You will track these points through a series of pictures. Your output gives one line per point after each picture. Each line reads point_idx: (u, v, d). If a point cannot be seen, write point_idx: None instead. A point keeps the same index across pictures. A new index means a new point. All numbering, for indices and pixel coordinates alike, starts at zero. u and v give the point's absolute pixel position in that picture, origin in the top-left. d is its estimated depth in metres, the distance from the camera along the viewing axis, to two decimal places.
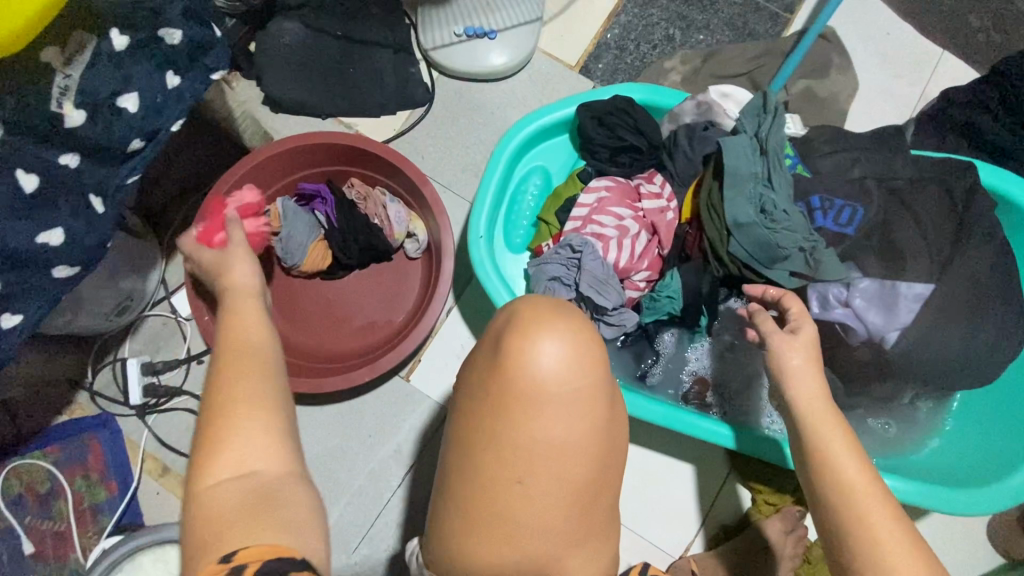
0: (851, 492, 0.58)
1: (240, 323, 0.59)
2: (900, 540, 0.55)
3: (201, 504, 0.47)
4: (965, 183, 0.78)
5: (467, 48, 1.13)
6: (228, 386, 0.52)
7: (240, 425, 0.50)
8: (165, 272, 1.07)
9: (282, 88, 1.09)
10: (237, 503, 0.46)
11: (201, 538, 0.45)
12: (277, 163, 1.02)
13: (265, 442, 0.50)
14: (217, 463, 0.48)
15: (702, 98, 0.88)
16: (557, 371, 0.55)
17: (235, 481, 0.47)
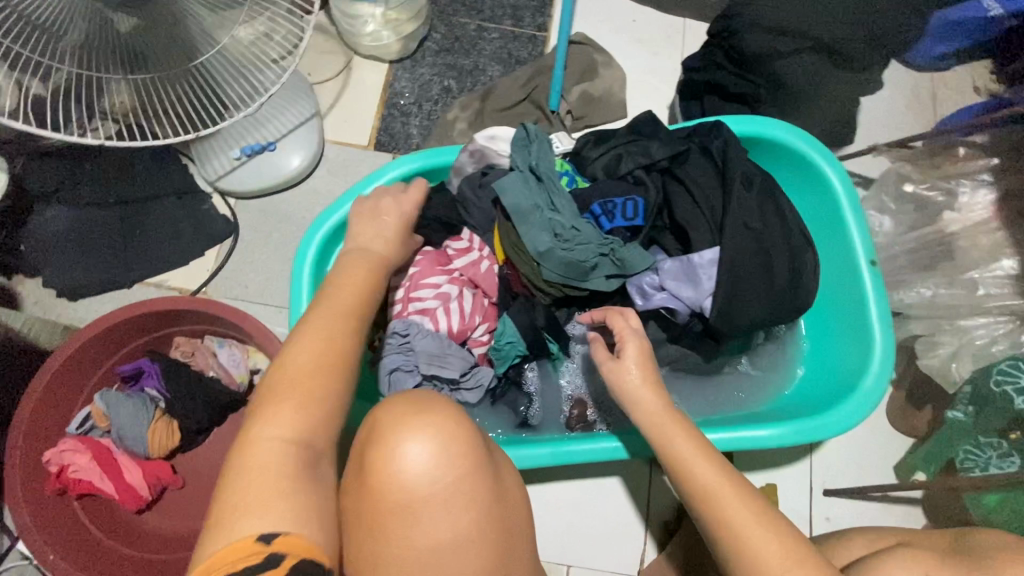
0: (713, 491, 0.61)
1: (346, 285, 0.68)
2: (764, 524, 0.58)
3: (237, 460, 0.52)
4: (719, 141, 0.84)
5: (252, 167, 1.10)
6: (293, 350, 0.60)
7: (305, 388, 0.57)
8: (3, 518, 0.95)
9: (70, 277, 1.02)
10: (281, 468, 0.52)
11: (232, 496, 0.50)
12: (84, 359, 0.93)
13: (324, 404, 0.57)
14: (274, 418, 0.55)
15: (472, 146, 0.90)
16: (424, 473, 0.54)
17: (285, 444, 0.53)
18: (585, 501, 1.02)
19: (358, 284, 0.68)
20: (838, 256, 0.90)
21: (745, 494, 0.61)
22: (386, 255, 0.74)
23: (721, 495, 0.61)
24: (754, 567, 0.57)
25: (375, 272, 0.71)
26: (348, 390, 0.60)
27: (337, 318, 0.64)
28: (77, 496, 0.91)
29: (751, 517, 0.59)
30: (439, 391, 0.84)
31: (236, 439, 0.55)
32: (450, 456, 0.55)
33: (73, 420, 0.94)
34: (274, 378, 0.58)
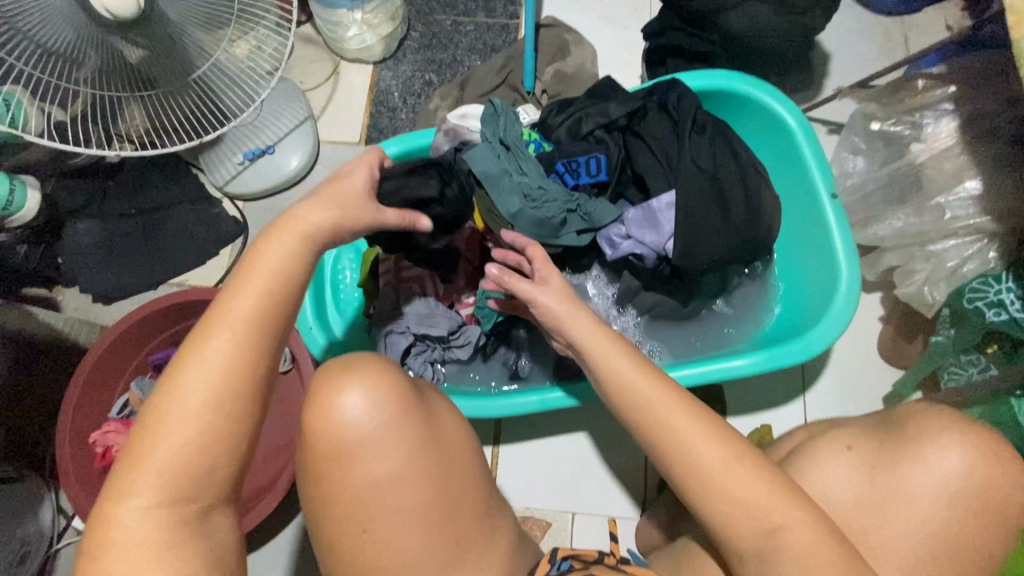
0: (651, 397, 0.64)
1: (248, 286, 0.55)
2: (702, 427, 0.62)
3: (108, 505, 0.49)
4: (673, 96, 0.89)
5: (255, 170, 1.20)
6: (178, 378, 0.51)
7: (175, 442, 0.50)
8: (60, 500, 1.06)
9: (102, 283, 1.14)
10: (148, 540, 0.49)
11: (98, 564, 0.48)
12: (120, 351, 1.03)
13: (198, 461, 0.51)
14: (137, 481, 0.49)
15: (446, 125, 0.97)
16: (359, 419, 0.61)
17: (151, 510, 0.49)
18: (583, 454, 1.07)
19: (249, 294, 0.55)
20: (804, 193, 0.93)
21: (684, 400, 0.64)
22: (301, 237, 0.59)
23: (657, 400, 0.64)
24: (689, 462, 0.61)
25: (268, 275, 0.56)
26: (233, 435, 0.52)
27: (218, 339, 0.53)
28: None
29: (689, 423, 0.62)
30: (433, 350, 0.92)
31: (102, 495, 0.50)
32: (382, 403, 0.61)
33: (114, 406, 1.05)
34: (153, 405, 0.51)
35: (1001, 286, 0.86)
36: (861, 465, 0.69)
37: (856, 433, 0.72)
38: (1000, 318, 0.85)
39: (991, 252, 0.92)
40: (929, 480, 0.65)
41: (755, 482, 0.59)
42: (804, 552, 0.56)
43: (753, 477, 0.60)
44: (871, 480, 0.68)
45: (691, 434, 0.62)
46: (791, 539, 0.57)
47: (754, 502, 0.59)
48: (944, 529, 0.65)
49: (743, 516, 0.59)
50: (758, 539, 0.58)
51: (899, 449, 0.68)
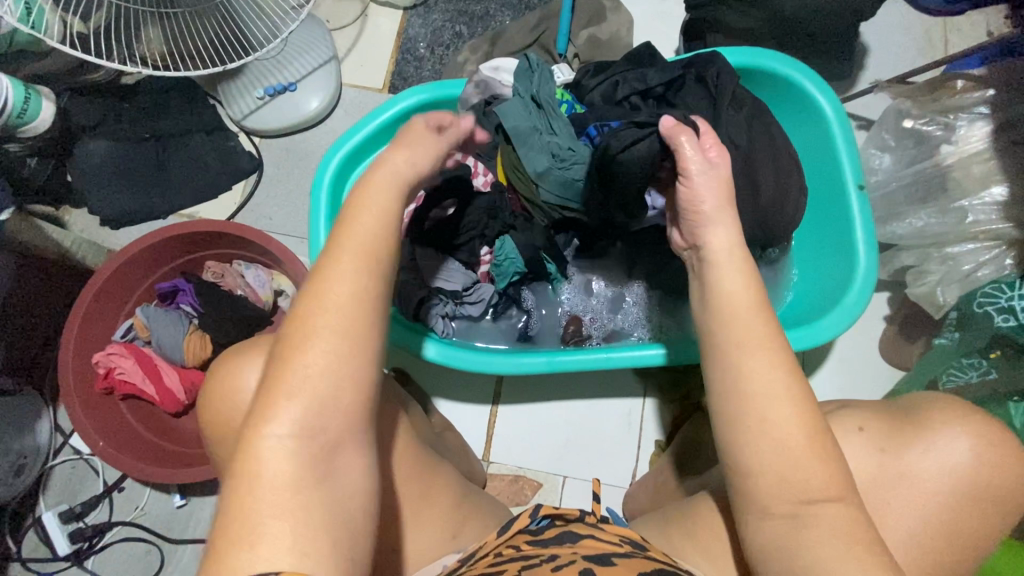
0: (747, 341, 0.54)
1: (358, 222, 0.51)
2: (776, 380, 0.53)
3: (243, 450, 0.45)
4: (713, 70, 0.87)
5: (274, 106, 1.17)
6: (305, 313, 0.47)
7: (311, 376, 0.46)
8: (58, 418, 1.07)
9: (110, 205, 1.11)
10: (284, 487, 0.44)
11: (230, 515, 0.43)
12: (127, 275, 1.02)
13: (331, 398, 0.46)
14: (278, 409, 0.45)
15: (478, 77, 0.96)
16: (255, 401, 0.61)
17: (292, 443, 0.45)
18: (582, 420, 1.09)
19: (365, 224, 0.51)
20: (831, 185, 0.93)
21: (774, 348, 0.54)
22: (400, 179, 0.56)
23: (754, 349, 0.54)
24: (760, 419, 0.53)
25: (385, 205, 0.53)
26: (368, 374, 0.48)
27: (349, 266, 0.49)
28: (122, 397, 1.02)
29: (775, 403, 0.52)
30: (445, 305, 0.92)
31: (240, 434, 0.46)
32: None
33: (118, 329, 1.05)
34: (279, 343, 0.47)
35: (1013, 292, 0.87)
36: (875, 449, 0.64)
37: (869, 414, 0.67)
38: (1008, 324, 0.87)
39: (1008, 259, 0.94)
40: (940, 467, 0.62)
41: (817, 463, 0.52)
42: (835, 531, 0.51)
43: (816, 458, 0.52)
44: (886, 462, 0.63)
45: (773, 409, 0.52)
46: (822, 517, 0.52)
47: (813, 483, 0.52)
48: (939, 513, 0.62)
49: (750, 477, 0.53)
50: (788, 510, 0.52)
51: (914, 428, 0.64)
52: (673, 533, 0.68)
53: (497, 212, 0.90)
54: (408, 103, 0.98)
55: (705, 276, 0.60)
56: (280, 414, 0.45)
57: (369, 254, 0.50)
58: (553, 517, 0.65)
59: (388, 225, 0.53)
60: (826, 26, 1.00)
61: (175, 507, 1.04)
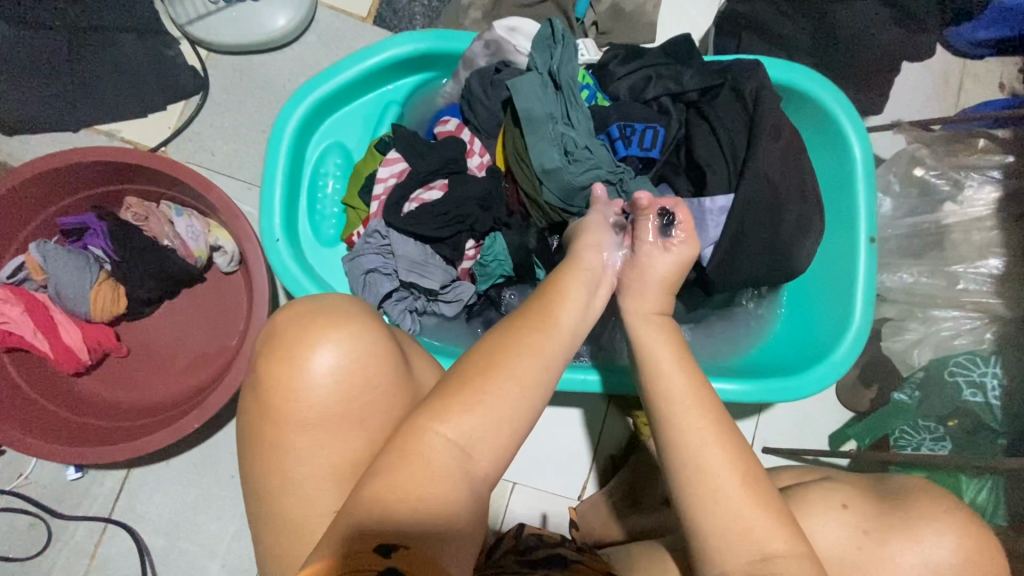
0: (676, 395, 0.58)
1: (568, 291, 0.60)
2: (715, 435, 0.56)
3: (411, 452, 0.47)
4: (753, 83, 0.77)
5: (229, 16, 0.97)
6: (512, 351, 0.53)
7: (506, 403, 0.50)
8: None
9: (6, 105, 0.90)
10: (439, 478, 0.47)
11: (375, 495, 0.45)
12: (19, 200, 0.83)
13: (505, 418, 0.50)
14: (451, 415, 0.49)
15: (489, 35, 0.80)
16: (327, 380, 0.55)
17: (449, 450, 0.48)
18: (543, 428, 1.04)
19: (576, 299, 0.60)
20: (841, 225, 0.86)
21: (703, 402, 0.58)
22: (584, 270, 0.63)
23: (680, 400, 0.58)
24: (699, 474, 0.55)
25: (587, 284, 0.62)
26: (522, 411, 0.52)
27: (557, 331, 0.56)
28: (6, 351, 0.85)
29: (714, 442, 0.56)
30: (415, 300, 0.81)
31: (393, 441, 0.48)
32: (354, 367, 0.55)
33: (5, 267, 0.85)
34: (480, 365, 0.52)
35: (985, 369, 0.90)
36: (854, 528, 0.58)
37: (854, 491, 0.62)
38: (974, 399, 0.90)
39: (987, 332, 0.94)
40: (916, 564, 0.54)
41: (755, 509, 0.54)
42: None
43: (754, 505, 0.54)
44: (862, 549, 0.57)
45: (713, 450, 0.55)
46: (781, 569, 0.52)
47: (755, 523, 0.53)
48: None
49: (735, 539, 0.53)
50: (746, 566, 0.53)
51: (892, 513, 0.57)
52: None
53: (490, 204, 0.79)
54: (402, 50, 0.81)
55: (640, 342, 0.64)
56: (455, 417, 0.49)
57: (576, 325, 0.58)
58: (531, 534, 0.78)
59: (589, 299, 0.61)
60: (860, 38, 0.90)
61: (69, 478, 0.90)
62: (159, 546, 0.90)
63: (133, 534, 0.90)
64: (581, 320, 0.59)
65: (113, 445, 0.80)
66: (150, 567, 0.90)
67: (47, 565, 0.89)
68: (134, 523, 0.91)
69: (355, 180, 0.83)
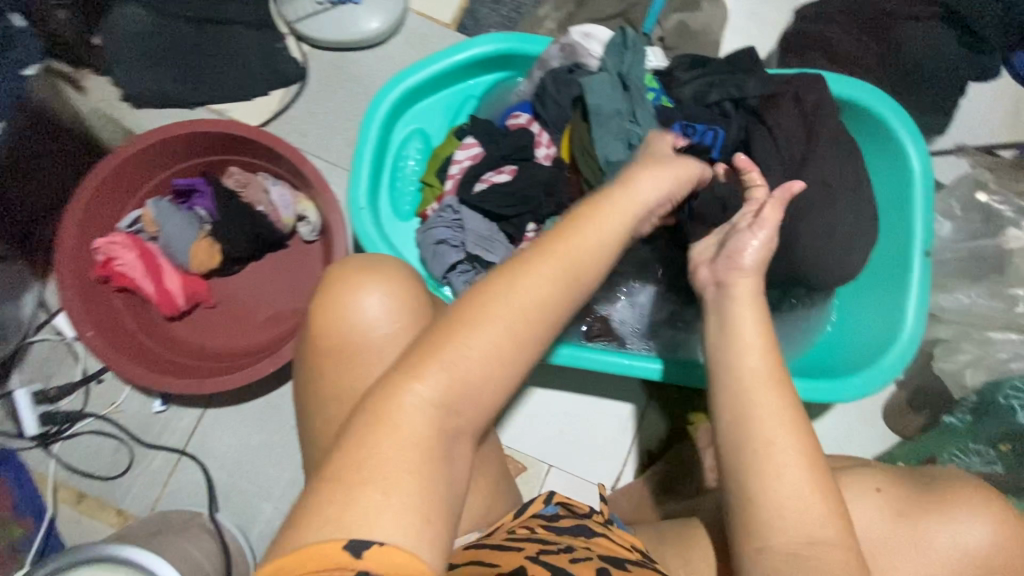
0: (755, 379, 0.60)
1: (583, 232, 0.57)
2: (786, 423, 0.58)
3: (385, 421, 0.47)
4: (814, 93, 0.81)
5: (333, 16, 1.09)
6: (492, 290, 0.53)
7: (482, 361, 0.51)
8: (44, 293, 1.01)
9: (139, 83, 1.04)
10: (416, 447, 0.47)
11: (348, 464, 0.45)
12: (145, 160, 0.95)
13: (474, 378, 0.50)
14: (426, 375, 0.49)
15: (566, 39, 0.88)
16: (375, 327, 0.55)
17: (424, 410, 0.48)
18: (575, 412, 1.07)
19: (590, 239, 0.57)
20: (895, 240, 0.88)
21: (778, 390, 0.60)
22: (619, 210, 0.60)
23: (757, 386, 0.60)
24: (766, 455, 0.58)
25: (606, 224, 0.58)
26: (505, 361, 0.52)
27: (545, 271, 0.54)
28: (118, 290, 0.97)
29: (785, 427, 0.58)
30: (477, 274, 0.86)
31: (360, 409, 0.48)
32: (399, 318, 0.56)
33: (124, 218, 0.98)
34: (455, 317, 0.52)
35: None
36: (890, 511, 0.62)
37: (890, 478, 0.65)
38: None
39: None
40: (951, 543, 0.60)
41: (811, 491, 0.56)
42: (832, 565, 0.55)
43: (811, 490, 0.56)
44: (897, 528, 0.61)
45: (785, 444, 0.58)
46: (824, 553, 0.55)
47: (811, 507, 0.56)
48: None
49: (791, 517, 0.56)
50: (795, 545, 0.56)
51: (930, 503, 0.62)
52: (666, 552, 0.71)
53: (554, 190, 0.85)
54: (485, 49, 0.89)
55: (723, 311, 0.65)
56: (429, 373, 0.49)
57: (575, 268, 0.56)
58: (562, 504, 0.68)
59: (602, 246, 0.57)
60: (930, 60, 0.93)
61: (154, 411, 1.00)
62: (223, 483, 0.99)
63: (201, 468, 0.99)
64: (582, 263, 0.56)
65: (199, 381, 0.90)
66: (213, 500, 0.98)
67: (126, 487, 0.99)
68: (204, 459, 1.00)
69: (433, 162, 0.91)
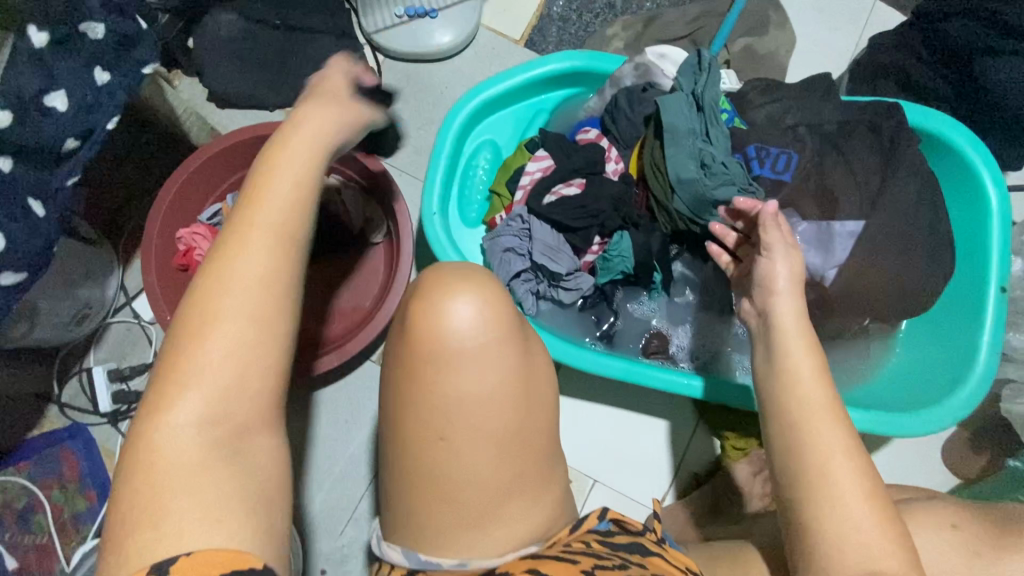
0: (807, 405, 0.60)
1: (267, 190, 0.45)
2: (844, 452, 0.57)
3: (152, 449, 0.40)
4: (893, 122, 0.81)
5: (409, 29, 1.13)
6: (240, 256, 0.43)
7: (202, 352, 0.42)
8: (124, 278, 1.07)
9: (224, 83, 1.09)
10: (184, 467, 0.40)
11: (137, 490, 0.39)
12: (228, 157, 1.00)
13: (242, 376, 0.42)
14: (179, 395, 0.41)
15: (640, 59, 0.90)
16: (464, 326, 0.54)
17: (192, 432, 0.41)
18: (617, 426, 1.07)
19: (278, 197, 0.45)
20: (968, 276, 0.86)
21: (834, 417, 0.59)
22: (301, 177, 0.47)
23: (809, 412, 0.59)
24: (821, 483, 0.57)
25: (303, 180, 0.47)
26: (279, 343, 0.43)
27: (248, 244, 0.43)
28: (194, 278, 1.02)
29: (839, 455, 0.57)
30: (539, 283, 0.89)
31: (134, 419, 0.41)
32: (491, 319, 0.55)
33: (205, 212, 1.03)
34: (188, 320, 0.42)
35: None
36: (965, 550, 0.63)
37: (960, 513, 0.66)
38: None
39: None
40: None
41: (873, 523, 0.55)
42: None
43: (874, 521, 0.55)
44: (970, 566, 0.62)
45: (839, 467, 0.57)
46: None
47: (873, 537, 0.55)
48: None
49: (853, 548, 0.54)
50: None
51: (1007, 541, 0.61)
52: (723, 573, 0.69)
53: (622, 205, 0.86)
54: (559, 66, 0.92)
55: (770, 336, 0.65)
56: (182, 395, 0.41)
57: (269, 233, 0.44)
58: (615, 521, 0.62)
59: (294, 210, 0.45)
60: (1011, 94, 0.89)
61: None
62: None
63: None
64: (286, 229, 0.45)
65: None
66: None
67: None
68: None
69: (502, 172, 0.94)
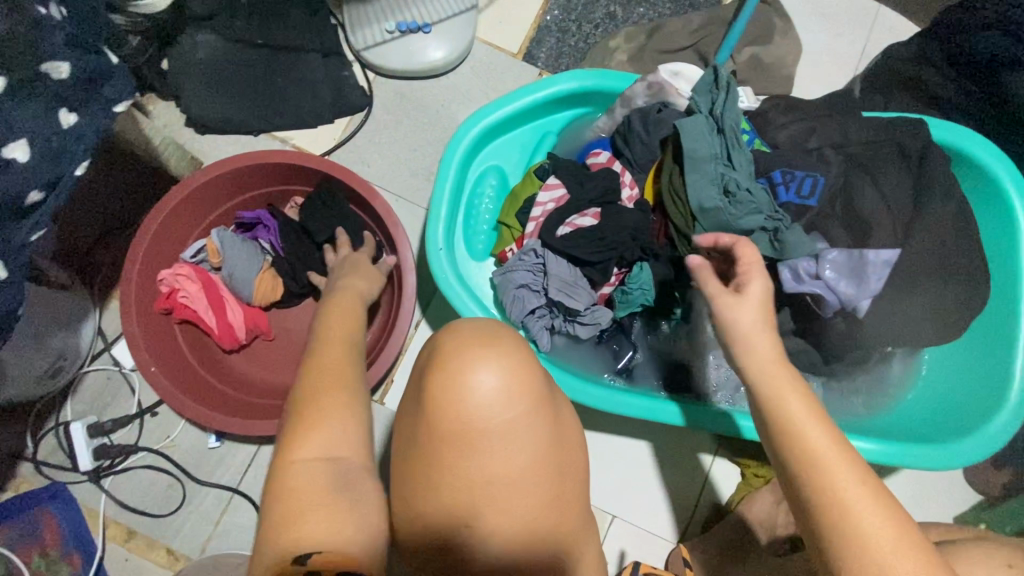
0: (811, 447, 0.53)
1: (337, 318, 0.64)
2: (867, 497, 0.50)
3: (285, 486, 0.46)
4: (919, 141, 0.77)
5: (401, 45, 1.07)
6: (331, 354, 0.57)
7: (317, 410, 0.50)
8: (101, 322, 0.99)
9: (201, 108, 1.01)
10: (312, 492, 0.46)
11: (280, 515, 0.45)
12: (212, 191, 0.93)
13: (349, 432, 0.51)
14: (306, 438, 0.49)
15: (653, 77, 0.84)
16: (493, 401, 0.48)
17: (314, 468, 0.47)
18: (635, 459, 1.02)
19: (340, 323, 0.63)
20: (998, 296, 0.83)
21: (846, 456, 0.52)
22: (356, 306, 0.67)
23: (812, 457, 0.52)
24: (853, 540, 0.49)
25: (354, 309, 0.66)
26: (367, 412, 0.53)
27: (334, 349, 0.58)
28: (178, 322, 0.94)
29: (862, 501, 0.50)
30: (553, 318, 0.83)
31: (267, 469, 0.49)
32: (521, 393, 0.49)
33: (189, 248, 0.95)
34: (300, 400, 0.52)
35: None
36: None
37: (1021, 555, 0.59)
38: None
39: None
40: None
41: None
42: None
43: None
44: None
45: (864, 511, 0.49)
46: None
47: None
48: None
49: None
50: None
51: None
52: None
53: (640, 234, 0.80)
54: (567, 87, 0.86)
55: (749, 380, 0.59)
56: (308, 440, 0.49)
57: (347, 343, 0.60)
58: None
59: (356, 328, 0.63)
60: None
61: (209, 447, 0.97)
62: None
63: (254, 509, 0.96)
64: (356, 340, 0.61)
65: (259, 422, 0.86)
66: None
67: (176, 526, 0.95)
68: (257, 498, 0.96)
69: (511, 201, 0.89)
